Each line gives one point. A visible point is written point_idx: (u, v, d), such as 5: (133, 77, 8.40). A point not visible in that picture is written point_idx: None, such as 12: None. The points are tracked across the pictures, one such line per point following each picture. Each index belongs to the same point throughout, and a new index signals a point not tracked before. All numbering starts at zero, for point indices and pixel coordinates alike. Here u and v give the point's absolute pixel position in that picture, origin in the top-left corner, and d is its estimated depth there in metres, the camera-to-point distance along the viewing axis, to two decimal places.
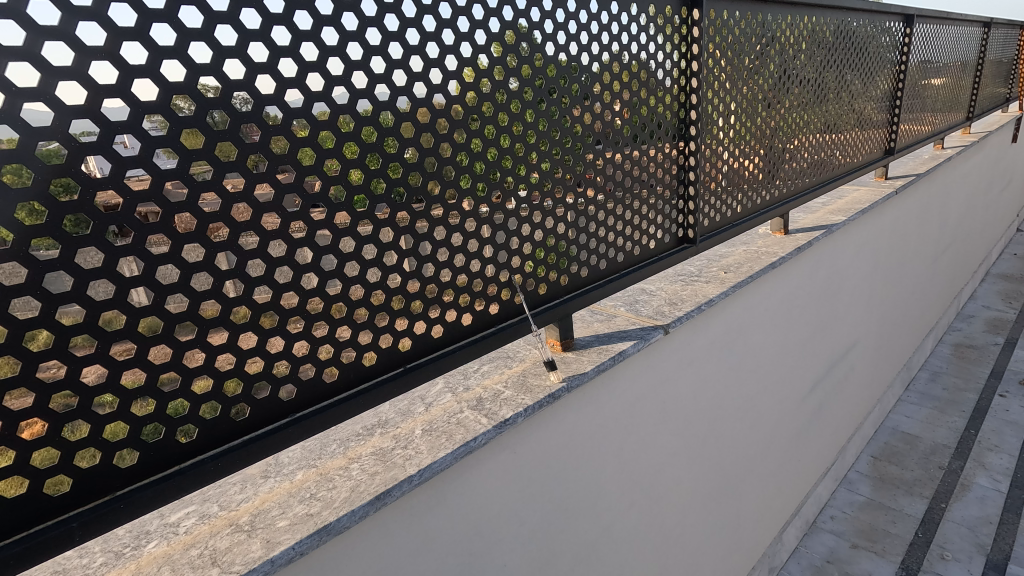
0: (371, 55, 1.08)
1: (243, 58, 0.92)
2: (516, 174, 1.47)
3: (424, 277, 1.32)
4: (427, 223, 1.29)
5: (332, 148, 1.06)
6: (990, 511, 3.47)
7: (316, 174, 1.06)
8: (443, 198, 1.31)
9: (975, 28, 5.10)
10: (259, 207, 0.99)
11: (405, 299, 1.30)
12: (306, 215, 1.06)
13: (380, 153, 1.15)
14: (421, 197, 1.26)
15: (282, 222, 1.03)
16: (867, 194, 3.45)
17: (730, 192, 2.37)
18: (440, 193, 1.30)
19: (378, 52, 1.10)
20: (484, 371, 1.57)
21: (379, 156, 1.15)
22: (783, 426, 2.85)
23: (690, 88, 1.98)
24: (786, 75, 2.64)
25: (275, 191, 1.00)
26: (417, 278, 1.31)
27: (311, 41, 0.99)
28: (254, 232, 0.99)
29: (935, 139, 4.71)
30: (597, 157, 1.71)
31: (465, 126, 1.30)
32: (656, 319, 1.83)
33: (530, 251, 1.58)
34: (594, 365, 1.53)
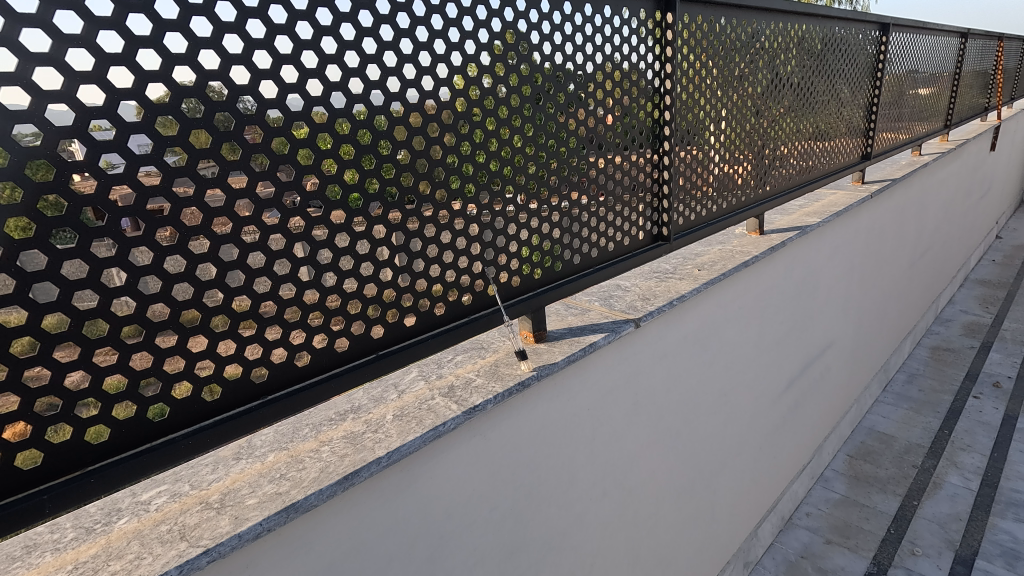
0: (344, 49, 1.08)
1: (217, 49, 0.92)
2: (502, 176, 1.52)
3: (402, 269, 1.34)
4: (418, 221, 1.33)
5: (304, 139, 1.06)
6: (960, 509, 3.55)
7: (291, 164, 1.06)
8: (433, 198, 1.35)
9: (952, 40, 5.22)
10: (232, 193, 0.98)
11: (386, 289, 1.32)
12: (281, 203, 1.06)
13: (354, 144, 1.14)
14: (412, 195, 1.30)
15: (256, 209, 1.02)
16: (843, 197, 3.51)
17: (717, 198, 2.46)
18: (430, 193, 1.34)
19: (352, 47, 1.10)
20: (457, 360, 1.61)
21: (353, 147, 1.13)
22: (758, 422, 2.92)
23: (664, 90, 2.02)
24: (775, 82, 2.71)
25: (249, 178, 1.00)
26: (395, 270, 1.32)
27: (285, 35, 0.99)
28: (229, 219, 0.99)
29: (912, 146, 4.80)
30: (580, 159, 1.77)
31: (454, 131, 1.35)
32: (628, 313, 1.88)
33: (503, 245, 1.60)
34: (565, 356, 1.58)
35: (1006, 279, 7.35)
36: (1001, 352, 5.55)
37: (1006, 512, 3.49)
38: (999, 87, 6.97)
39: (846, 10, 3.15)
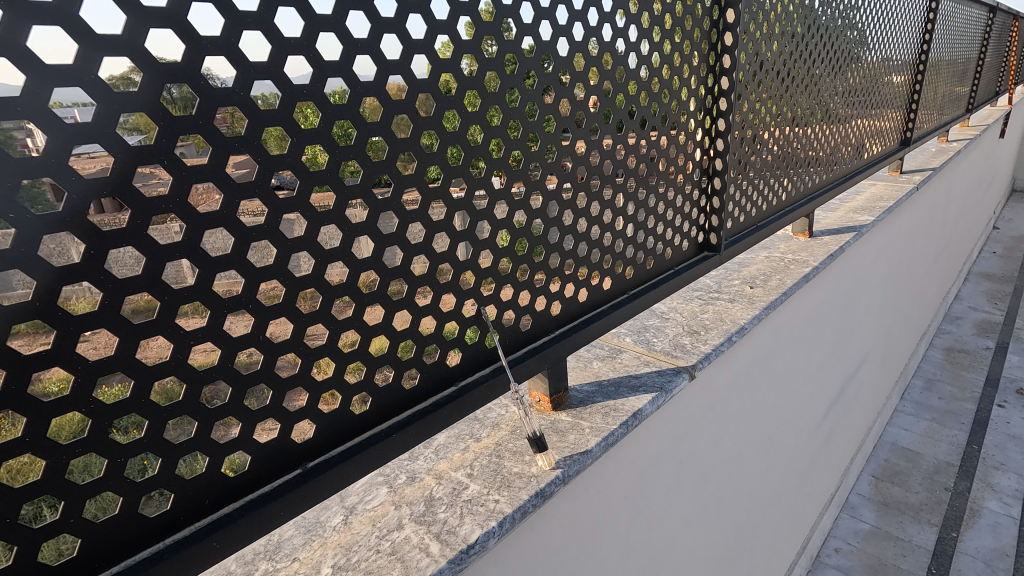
0: (383, 32, 0.74)
1: (183, 29, 0.57)
2: (510, 165, 0.99)
3: (368, 327, 0.83)
4: (375, 242, 0.81)
5: (191, 118, 0.58)
6: (1005, 542, 3.16)
7: (107, 144, 0.53)
8: (400, 201, 0.83)
9: (981, 14, 4.75)
10: (35, 223, 0.50)
11: (336, 361, 0.80)
12: (142, 238, 0.57)
13: (291, 128, 0.68)
14: (364, 197, 0.78)
15: (92, 250, 0.54)
16: (887, 189, 3.04)
17: (754, 181, 1.81)
18: (396, 192, 0.82)
19: (392, 28, 0.75)
20: (440, 447, 1.08)
21: (289, 132, 0.67)
22: (798, 459, 2.45)
23: (722, 43, 1.45)
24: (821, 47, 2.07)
25: (67, 191, 0.52)
26: (355, 330, 0.82)
27: (294, 8, 0.64)
28: (21, 272, 0.50)
29: (940, 132, 4.37)
30: (607, 138, 1.18)
31: (435, 91, 0.83)
32: (676, 358, 1.37)
33: (507, 270, 1.05)
34: (601, 440, 1.06)
35: (1011, 273, 7.03)
36: (1019, 354, 5.20)
37: None
38: (1011, 70, 6.60)
39: None
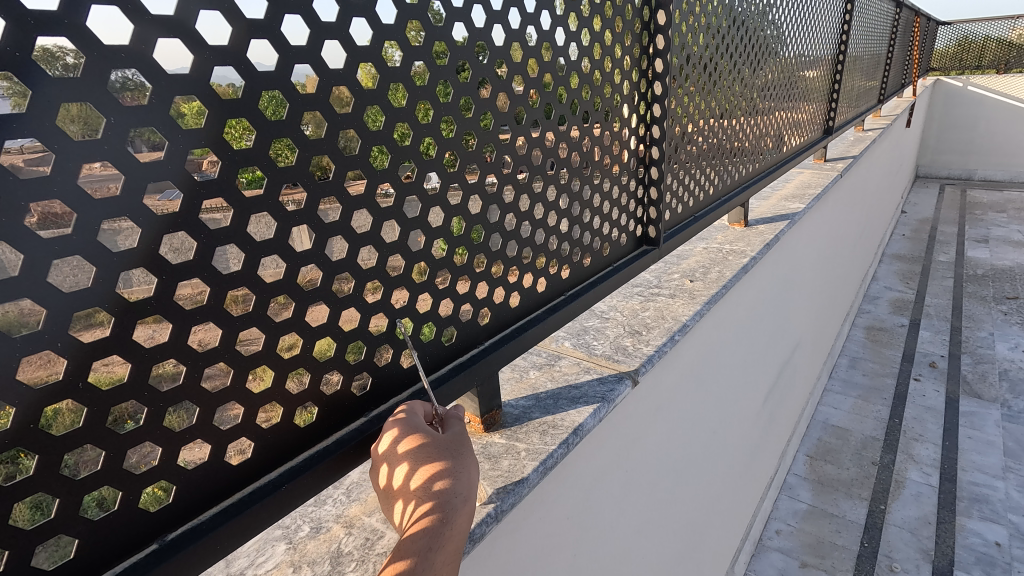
0: None
1: None
2: (421, 155, 0.83)
3: (243, 355, 0.66)
4: (247, 252, 0.63)
5: None
6: (927, 510, 3.33)
7: None
8: (278, 202, 0.65)
9: (889, 8, 4.99)
10: None
11: (200, 402, 0.63)
12: None
13: (106, 106, 0.50)
14: (224, 196, 0.60)
15: None
16: (813, 177, 3.09)
17: (689, 171, 1.75)
18: (273, 192, 0.64)
19: None
20: (353, 487, 0.92)
21: (102, 111, 0.50)
22: (740, 450, 2.44)
23: (654, 24, 1.35)
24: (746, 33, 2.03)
25: None
26: (226, 360, 0.65)
27: None
28: None
29: (857, 121, 4.56)
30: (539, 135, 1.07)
31: (318, 62, 0.66)
32: (617, 362, 1.26)
33: (423, 276, 0.89)
34: (538, 465, 0.94)
35: (918, 253, 7.53)
36: (930, 330, 5.55)
37: (972, 511, 3.31)
38: (914, 64, 7.04)
39: None
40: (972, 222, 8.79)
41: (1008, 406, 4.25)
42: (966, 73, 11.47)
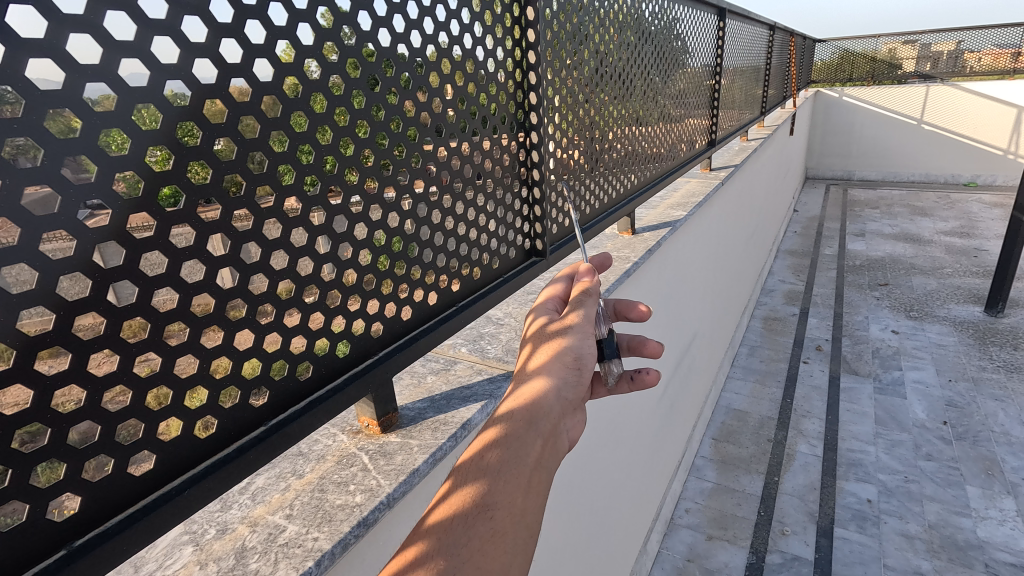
0: (120, 56, 0.66)
1: None
2: (304, 191, 0.94)
3: (141, 377, 0.75)
4: (141, 286, 0.72)
5: None
6: (813, 478, 3.74)
7: None
8: (168, 241, 0.75)
9: (763, 31, 5.57)
10: None
11: (101, 421, 0.71)
12: None
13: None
14: (116, 239, 0.69)
15: None
16: (699, 185, 3.43)
17: (573, 188, 1.96)
18: (162, 234, 0.74)
19: (133, 51, 0.68)
20: (257, 491, 1.01)
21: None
22: (643, 438, 2.67)
23: (526, 64, 1.57)
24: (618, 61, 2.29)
25: None
26: (124, 383, 0.73)
27: None
28: None
29: (741, 132, 5.05)
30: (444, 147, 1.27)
31: (199, 118, 0.76)
32: (507, 363, 1.42)
33: (314, 298, 1.00)
34: (428, 457, 1.07)
35: (807, 249, 8.33)
36: (817, 317, 6.18)
37: (849, 474, 3.76)
38: (792, 79, 7.85)
39: None
40: (852, 218, 9.82)
41: (879, 380, 4.84)
42: (842, 85, 12.80)
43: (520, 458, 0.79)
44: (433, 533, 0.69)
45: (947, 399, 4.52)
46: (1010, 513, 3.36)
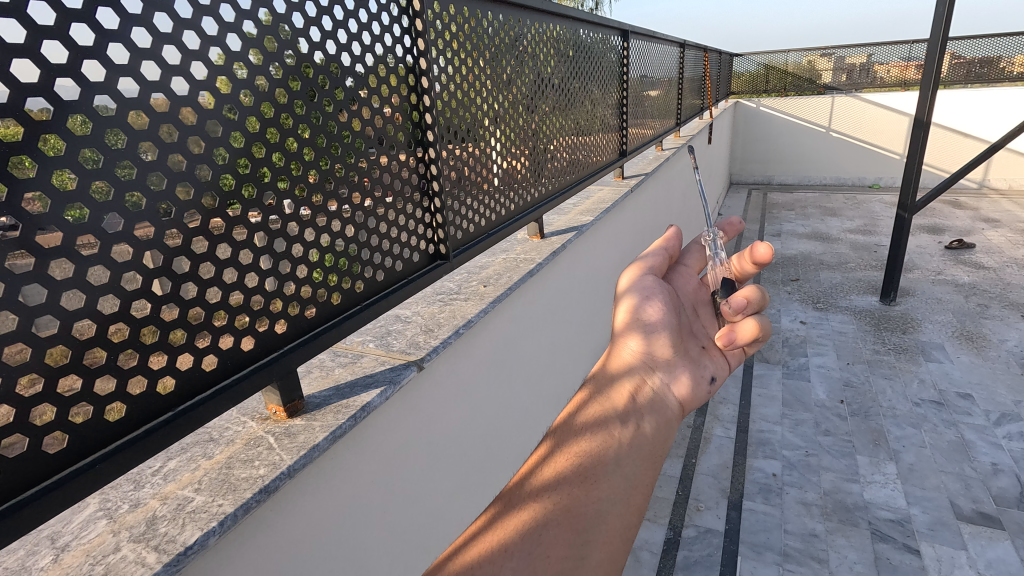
0: (25, 95, 0.82)
1: None
2: (203, 205, 1.10)
3: (53, 366, 0.87)
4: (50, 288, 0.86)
5: None
6: (726, 457, 4.08)
7: None
8: (74, 249, 0.89)
9: (672, 49, 6.02)
10: None
11: (16, 404, 0.84)
12: None
13: None
14: (26, 248, 0.83)
15: None
16: (610, 192, 3.72)
17: (473, 198, 2.17)
18: (69, 243, 0.88)
19: (38, 91, 0.83)
20: (169, 471, 1.14)
21: None
22: None
23: (421, 87, 1.78)
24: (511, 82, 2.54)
25: None
26: (38, 372, 0.86)
27: None
28: None
29: (656, 142, 5.43)
30: (361, 160, 1.53)
31: (100, 145, 0.91)
32: (409, 354, 1.59)
33: (216, 298, 1.14)
34: (328, 433, 1.22)
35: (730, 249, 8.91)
36: None
37: (758, 452, 4.12)
38: (708, 92, 8.43)
39: (585, 15, 3.28)
40: (771, 220, 10.55)
41: (788, 366, 5.29)
42: (759, 96, 13.75)
43: (605, 420, 1.05)
44: (545, 467, 0.98)
45: (844, 380, 5.01)
46: (891, 476, 3.80)
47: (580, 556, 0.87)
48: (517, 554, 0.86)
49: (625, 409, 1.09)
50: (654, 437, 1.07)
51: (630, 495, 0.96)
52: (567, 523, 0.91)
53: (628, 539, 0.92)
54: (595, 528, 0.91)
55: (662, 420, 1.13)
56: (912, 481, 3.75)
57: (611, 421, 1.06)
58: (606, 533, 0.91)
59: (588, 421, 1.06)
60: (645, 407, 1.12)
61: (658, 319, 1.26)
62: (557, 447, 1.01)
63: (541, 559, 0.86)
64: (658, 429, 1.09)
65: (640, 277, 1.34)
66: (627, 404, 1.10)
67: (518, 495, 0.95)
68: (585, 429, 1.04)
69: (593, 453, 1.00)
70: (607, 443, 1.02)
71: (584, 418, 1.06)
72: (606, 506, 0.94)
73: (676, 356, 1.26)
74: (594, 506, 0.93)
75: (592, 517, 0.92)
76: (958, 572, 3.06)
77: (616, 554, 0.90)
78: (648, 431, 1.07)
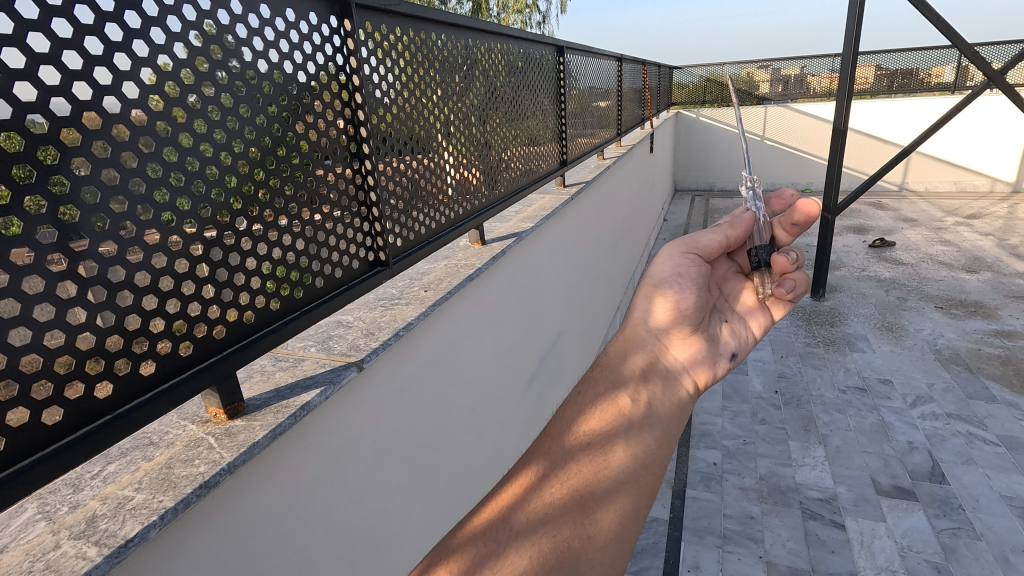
0: None
1: None
2: (138, 217, 1.15)
3: None
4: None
5: None
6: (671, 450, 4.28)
7: None
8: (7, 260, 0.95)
9: (609, 62, 6.29)
10: None
11: None
12: None
13: None
14: None
15: None
16: (551, 199, 3.88)
17: (414, 208, 2.26)
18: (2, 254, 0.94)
19: None
20: (109, 474, 1.18)
21: None
22: (512, 426, 2.98)
23: (355, 102, 1.86)
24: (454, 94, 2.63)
25: None
26: None
27: None
28: None
29: (597, 151, 5.65)
30: (315, 169, 1.68)
31: (31, 161, 0.97)
32: (349, 356, 1.66)
33: (151, 305, 1.19)
34: (267, 431, 1.29)
35: None
36: None
37: (700, 443, 4.34)
38: (648, 103, 8.81)
39: (522, 31, 3.43)
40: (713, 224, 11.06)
41: None
42: (699, 106, 14.39)
43: (618, 401, 1.10)
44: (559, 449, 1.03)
45: (779, 372, 5.33)
46: (820, 459, 4.08)
47: (590, 534, 0.94)
48: (528, 528, 0.93)
49: (638, 390, 1.14)
50: (666, 419, 1.12)
51: (642, 477, 1.01)
52: (577, 502, 0.97)
53: (636, 519, 0.98)
54: (603, 509, 0.97)
55: (674, 400, 1.17)
56: (839, 462, 4.04)
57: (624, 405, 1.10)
58: (617, 514, 0.97)
59: (601, 405, 1.09)
60: (657, 391, 1.16)
61: (681, 293, 1.32)
62: (569, 430, 1.06)
63: (551, 537, 0.93)
64: (670, 411, 1.14)
65: (676, 255, 1.40)
66: (638, 384, 1.15)
67: (530, 478, 1.00)
68: (598, 414, 1.07)
69: (605, 438, 1.04)
70: (620, 425, 1.07)
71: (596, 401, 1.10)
72: (616, 488, 0.99)
73: (694, 336, 1.31)
74: (604, 487, 0.99)
75: (601, 496, 0.98)
76: (878, 542, 3.33)
77: (622, 534, 0.96)
78: (660, 414, 1.12)
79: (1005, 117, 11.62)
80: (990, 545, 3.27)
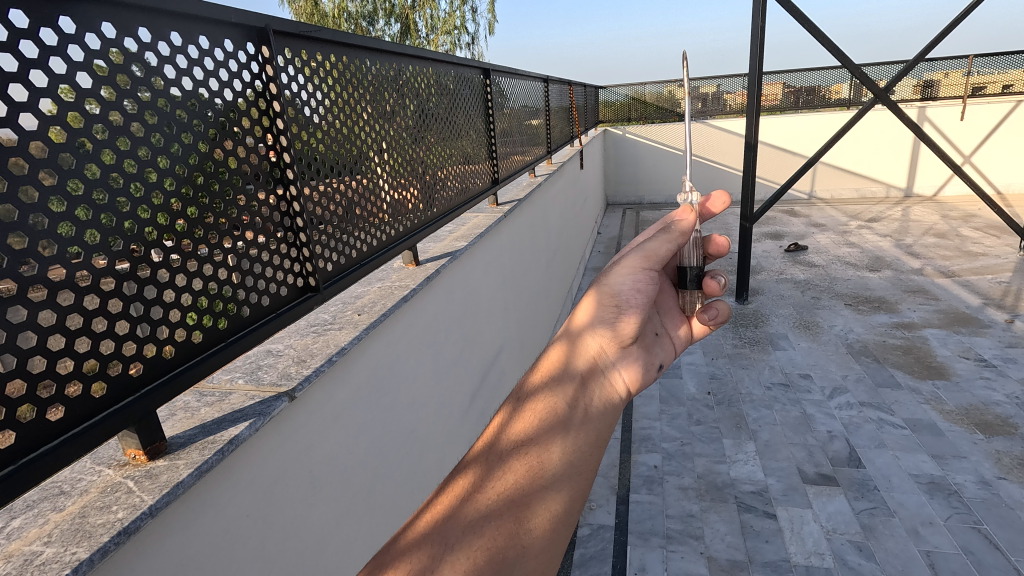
0: None
1: None
2: (41, 253, 1.10)
3: None
4: None
5: None
6: (613, 457, 4.40)
7: None
8: None
9: (537, 82, 6.47)
10: None
11: None
12: None
13: None
14: None
15: None
16: (485, 218, 3.94)
17: (345, 230, 2.24)
18: None
19: None
20: (15, 529, 1.10)
21: None
22: (454, 444, 2.99)
23: (276, 127, 1.83)
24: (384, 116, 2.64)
25: None
26: None
27: None
28: None
29: (529, 169, 5.77)
30: (238, 195, 1.65)
31: None
32: (280, 385, 1.62)
33: (58, 345, 1.13)
34: (192, 469, 1.24)
35: None
36: None
37: (641, 448, 4.48)
38: (575, 121, 9.10)
39: (449, 55, 3.48)
40: None
41: None
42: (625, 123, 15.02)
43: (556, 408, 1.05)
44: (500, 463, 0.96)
45: (711, 374, 5.59)
46: (752, 453, 4.31)
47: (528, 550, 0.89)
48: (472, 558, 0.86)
49: (576, 397, 1.09)
50: (603, 422, 1.09)
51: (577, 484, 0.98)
52: (516, 519, 0.91)
53: (571, 527, 0.94)
54: (543, 518, 0.93)
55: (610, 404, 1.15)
56: (768, 455, 4.28)
57: (563, 412, 1.05)
58: (554, 526, 0.92)
59: (537, 414, 1.02)
60: (595, 396, 1.12)
61: (635, 309, 1.28)
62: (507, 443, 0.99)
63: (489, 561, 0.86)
64: (605, 416, 1.10)
65: (639, 269, 1.31)
66: (579, 390, 1.10)
67: (469, 500, 0.93)
68: (535, 425, 1.01)
69: (542, 450, 0.99)
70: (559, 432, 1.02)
71: (535, 409, 1.03)
72: (557, 501, 0.95)
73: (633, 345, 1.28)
74: (543, 503, 0.94)
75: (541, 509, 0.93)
76: (806, 528, 3.54)
77: (556, 539, 0.92)
78: (598, 417, 1.09)
79: (895, 129, 12.83)
80: (903, 520, 3.55)
